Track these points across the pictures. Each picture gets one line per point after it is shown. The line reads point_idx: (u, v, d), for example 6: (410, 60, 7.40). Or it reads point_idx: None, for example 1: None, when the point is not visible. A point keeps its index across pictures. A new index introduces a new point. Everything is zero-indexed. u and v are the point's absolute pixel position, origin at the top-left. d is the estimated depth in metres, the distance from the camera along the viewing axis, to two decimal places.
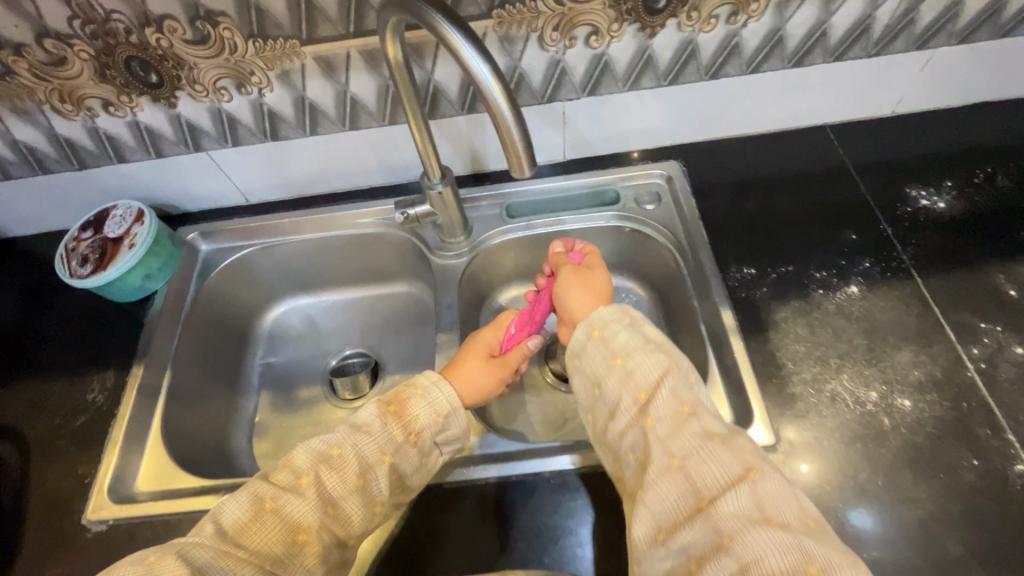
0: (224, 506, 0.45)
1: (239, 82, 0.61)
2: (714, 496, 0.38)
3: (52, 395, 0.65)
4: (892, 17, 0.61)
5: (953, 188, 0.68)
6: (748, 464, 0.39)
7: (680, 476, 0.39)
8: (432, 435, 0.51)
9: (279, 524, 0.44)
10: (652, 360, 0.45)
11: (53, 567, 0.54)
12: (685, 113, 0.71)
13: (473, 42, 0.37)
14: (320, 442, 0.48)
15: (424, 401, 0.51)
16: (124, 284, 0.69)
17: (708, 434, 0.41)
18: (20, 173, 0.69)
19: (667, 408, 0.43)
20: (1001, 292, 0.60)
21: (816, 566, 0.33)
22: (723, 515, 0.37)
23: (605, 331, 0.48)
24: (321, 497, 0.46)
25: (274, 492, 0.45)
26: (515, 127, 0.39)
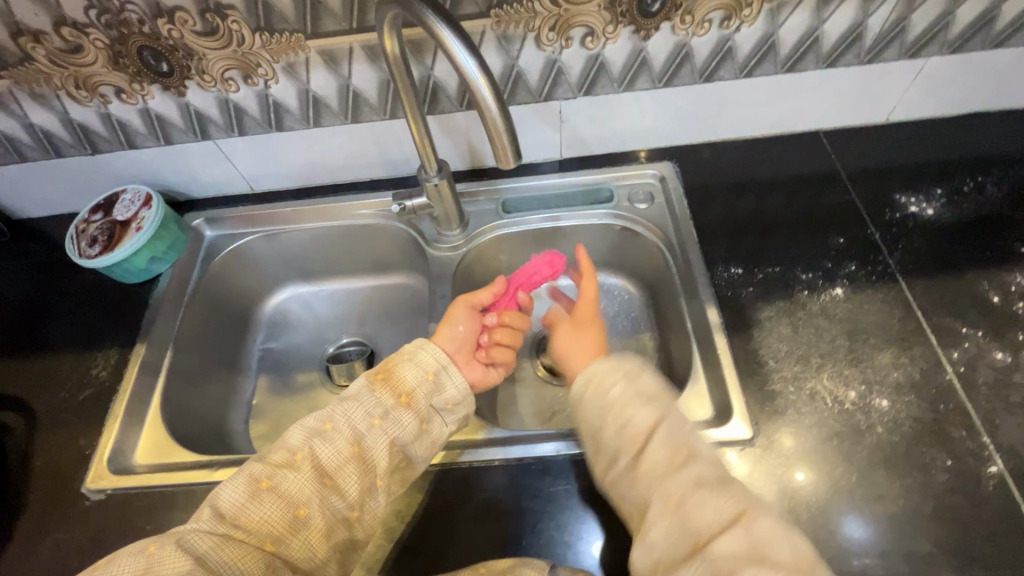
0: (222, 491, 0.45)
1: (246, 73, 0.63)
2: (711, 539, 0.38)
3: (59, 369, 0.68)
4: (884, 26, 0.63)
5: (942, 196, 0.69)
6: (742, 509, 0.39)
7: (676, 520, 0.40)
8: (424, 397, 0.52)
9: (277, 500, 0.44)
10: (645, 410, 0.46)
11: (53, 532, 0.57)
12: (680, 115, 0.73)
13: (464, 41, 0.38)
14: (313, 419, 0.49)
15: (411, 363, 0.53)
16: (131, 265, 0.71)
17: (701, 481, 0.41)
18: (35, 155, 0.71)
19: (662, 458, 0.43)
20: (985, 298, 0.61)
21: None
22: (718, 555, 0.37)
23: (602, 380, 0.49)
24: (316, 470, 0.46)
25: (269, 471, 0.45)
26: (504, 125, 0.41)
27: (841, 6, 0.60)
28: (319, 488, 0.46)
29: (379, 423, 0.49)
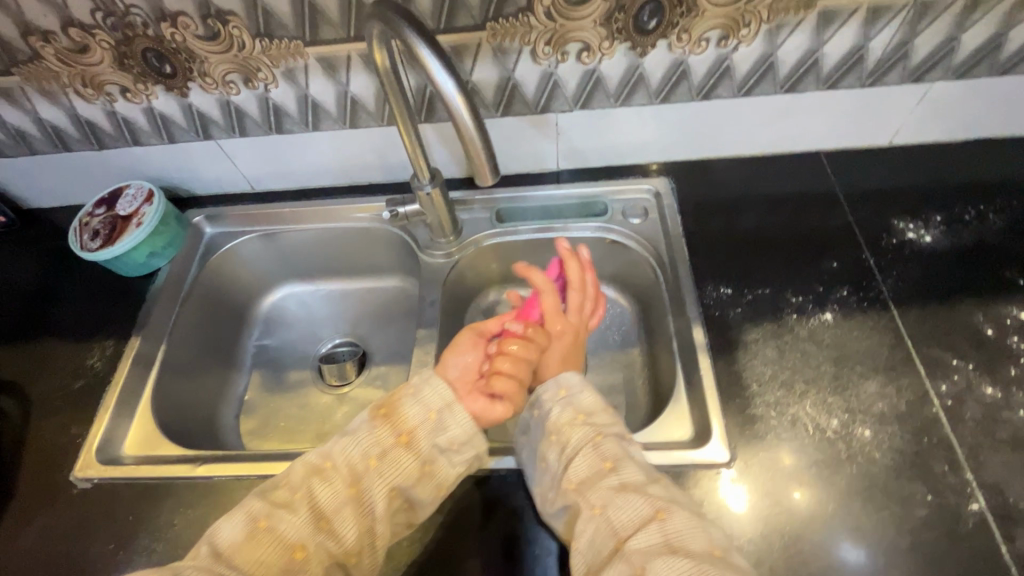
0: (219, 528, 0.44)
1: (247, 77, 0.64)
2: (628, 535, 0.41)
3: (57, 358, 0.70)
4: (887, 50, 0.62)
5: (941, 223, 0.68)
6: (658, 506, 0.42)
7: (600, 522, 0.43)
8: (425, 436, 0.49)
9: (272, 543, 0.43)
10: (578, 432, 0.48)
11: (41, 517, 0.58)
12: (677, 131, 0.72)
13: (440, 58, 0.39)
14: (313, 454, 0.47)
15: (414, 399, 0.49)
16: (130, 259, 0.73)
17: (624, 486, 0.44)
18: (45, 149, 0.73)
19: (588, 469, 0.46)
20: (979, 331, 0.60)
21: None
22: (635, 551, 0.40)
23: (543, 406, 0.51)
24: (314, 509, 0.45)
25: (267, 510, 0.44)
26: (479, 140, 0.41)
27: (842, 28, 0.60)
28: (316, 528, 0.44)
29: (377, 464, 0.47)
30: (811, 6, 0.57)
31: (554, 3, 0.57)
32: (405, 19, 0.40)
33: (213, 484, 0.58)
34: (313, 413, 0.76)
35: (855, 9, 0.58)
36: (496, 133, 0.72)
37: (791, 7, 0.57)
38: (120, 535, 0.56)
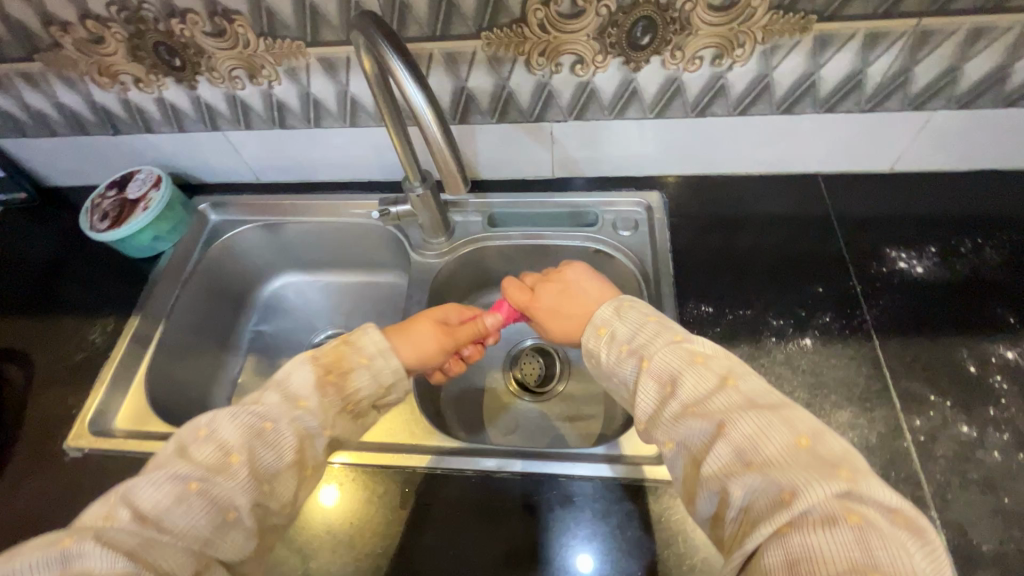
0: (141, 487, 0.39)
1: (251, 73, 0.67)
2: (702, 460, 0.39)
3: (62, 331, 0.74)
4: (886, 76, 0.61)
5: (935, 255, 0.67)
6: (719, 419, 0.39)
7: (676, 452, 0.41)
8: (371, 402, 0.51)
9: (207, 505, 0.40)
10: (631, 367, 0.46)
11: (33, 481, 0.62)
12: (672, 146, 0.72)
13: (414, 73, 0.42)
14: (250, 415, 0.44)
15: (368, 371, 0.50)
16: (136, 241, 0.76)
17: (687, 408, 0.41)
18: (63, 131, 0.77)
19: (652, 399, 0.44)
20: (961, 367, 0.59)
21: (791, 491, 0.34)
22: (711, 473, 0.38)
23: (592, 353, 0.51)
24: (254, 475, 0.42)
25: (202, 474, 0.40)
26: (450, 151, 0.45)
27: (839, 52, 0.59)
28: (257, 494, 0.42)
29: (329, 430, 0.47)
30: (807, 29, 0.57)
31: (548, 16, 0.58)
32: (385, 36, 0.42)
33: None
34: None
35: (852, 34, 0.57)
36: (492, 139, 0.73)
37: (786, 30, 0.57)
38: None
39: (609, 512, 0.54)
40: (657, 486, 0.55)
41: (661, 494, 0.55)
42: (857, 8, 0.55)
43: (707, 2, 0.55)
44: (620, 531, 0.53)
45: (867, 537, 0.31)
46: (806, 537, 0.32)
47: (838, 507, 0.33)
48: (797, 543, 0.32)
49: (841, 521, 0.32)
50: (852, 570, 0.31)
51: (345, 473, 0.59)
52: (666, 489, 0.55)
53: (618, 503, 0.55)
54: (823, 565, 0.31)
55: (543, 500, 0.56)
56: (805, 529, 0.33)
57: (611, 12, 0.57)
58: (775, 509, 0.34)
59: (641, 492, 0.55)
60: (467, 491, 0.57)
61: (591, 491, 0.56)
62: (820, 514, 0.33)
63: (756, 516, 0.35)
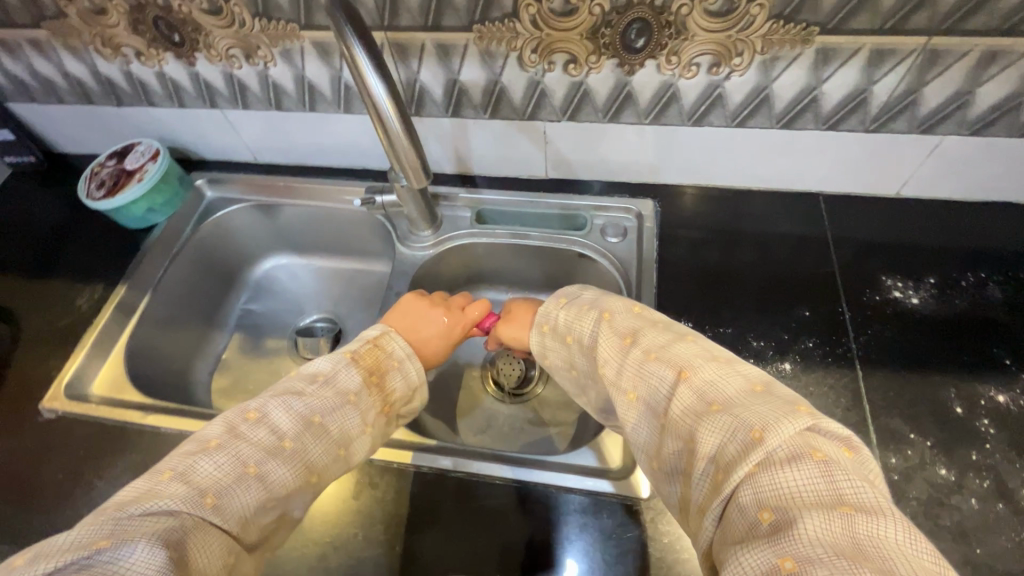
0: (198, 465, 0.38)
1: (248, 53, 0.67)
2: (667, 408, 0.38)
3: (53, 293, 0.75)
4: (892, 96, 0.58)
5: (933, 286, 0.64)
6: (681, 366, 0.39)
7: (640, 407, 0.40)
8: (401, 405, 0.51)
9: (258, 492, 0.39)
10: (585, 321, 0.48)
11: (7, 437, 0.63)
12: (668, 154, 0.70)
13: (375, 62, 0.45)
14: (300, 404, 0.44)
15: (400, 374, 0.51)
16: (129, 212, 0.77)
17: (648, 354, 0.41)
18: (71, 100, 0.79)
19: (611, 348, 0.44)
20: (946, 407, 0.56)
21: (760, 429, 0.33)
22: (679, 422, 0.37)
23: (547, 319, 0.52)
24: (305, 464, 0.42)
25: (260, 457, 0.40)
26: (403, 134, 0.50)
27: (842, 67, 0.56)
28: (304, 484, 0.42)
29: (369, 429, 0.47)
30: (809, 40, 0.55)
31: (541, 12, 0.56)
32: (350, 21, 0.44)
33: (158, 434, 0.62)
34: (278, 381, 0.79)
35: (856, 49, 0.55)
36: (485, 135, 0.72)
37: (787, 40, 0.55)
38: (69, 467, 0.61)
39: (565, 522, 0.53)
40: (612, 501, 0.54)
41: (614, 510, 0.53)
42: (862, 21, 0.52)
43: (704, 7, 0.54)
44: (569, 543, 0.52)
45: (832, 471, 0.31)
46: (776, 474, 0.31)
47: (803, 444, 0.33)
48: (767, 480, 0.31)
49: (807, 457, 0.32)
50: (821, 501, 0.30)
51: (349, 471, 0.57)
52: (621, 505, 0.54)
53: (571, 514, 0.53)
54: (793, 501, 0.30)
55: (496, 503, 0.55)
56: (773, 466, 0.32)
57: (605, 11, 0.56)
58: (744, 449, 0.33)
59: (594, 506, 0.54)
60: (422, 488, 0.56)
61: (542, 497, 0.55)
62: (790, 450, 0.32)
63: (726, 461, 0.34)
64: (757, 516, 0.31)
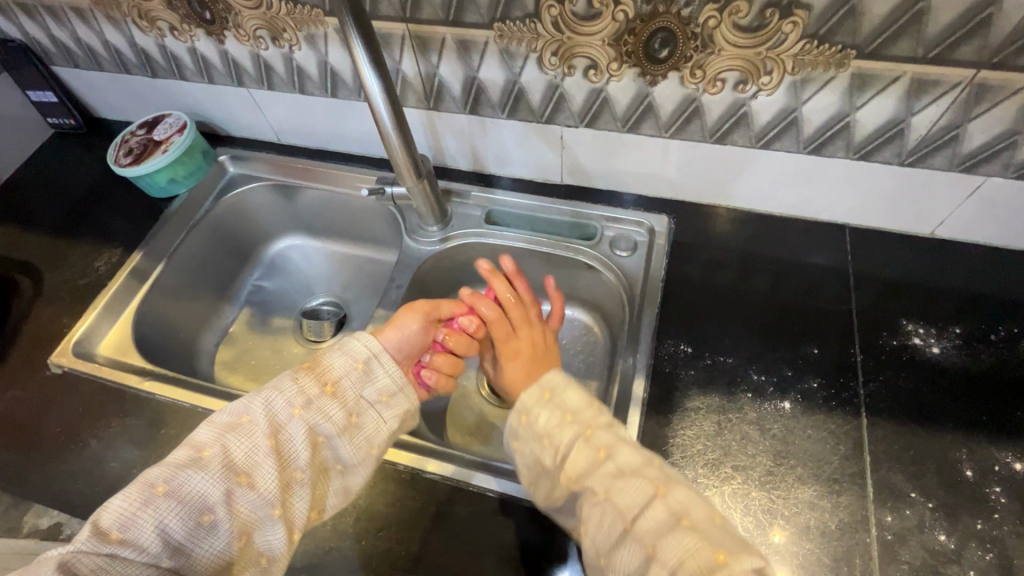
0: (105, 506, 0.39)
1: (274, 36, 0.68)
2: (637, 513, 0.39)
3: (74, 253, 0.78)
4: (931, 130, 0.54)
5: (957, 336, 0.59)
6: (658, 483, 0.40)
7: (607, 506, 0.40)
8: (350, 386, 0.48)
9: (176, 506, 0.40)
10: (566, 428, 0.46)
11: (16, 387, 0.67)
12: (689, 170, 0.68)
13: (369, 55, 0.51)
14: (228, 414, 0.45)
15: (339, 353, 0.49)
16: (152, 180, 0.80)
17: (622, 471, 0.42)
18: (110, 68, 0.82)
19: (584, 460, 0.44)
20: (955, 468, 0.52)
21: (724, 554, 0.36)
22: (644, 532, 0.38)
23: (529, 413, 0.48)
24: (227, 467, 0.42)
25: (168, 475, 0.41)
26: (389, 118, 0.57)
27: (878, 95, 0.53)
28: (231, 484, 0.42)
29: (299, 412, 0.45)
30: (844, 64, 0.51)
31: (563, 14, 0.55)
32: (352, 15, 0.49)
33: (152, 400, 0.64)
34: (280, 360, 0.80)
35: (896, 77, 0.51)
36: (502, 134, 0.71)
37: (820, 62, 0.52)
38: (66, 423, 0.63)
39: (533, 540, 0.52)
40: None
41: None
42: (903, 48, 0.49)
43: (733, 21, 0.51)
44: (537, 560, 0.51)
45: None
46: None
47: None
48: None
49: None
50: None
51: None
52: None
53: (542, 532, 0.52)
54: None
55: (467, 511, 0.54)
56: None
57: (628, 18, 0.54)
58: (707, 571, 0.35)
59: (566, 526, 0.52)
60: (396, 487, 0.56)
61: (514, 511, 0.54)
62: None
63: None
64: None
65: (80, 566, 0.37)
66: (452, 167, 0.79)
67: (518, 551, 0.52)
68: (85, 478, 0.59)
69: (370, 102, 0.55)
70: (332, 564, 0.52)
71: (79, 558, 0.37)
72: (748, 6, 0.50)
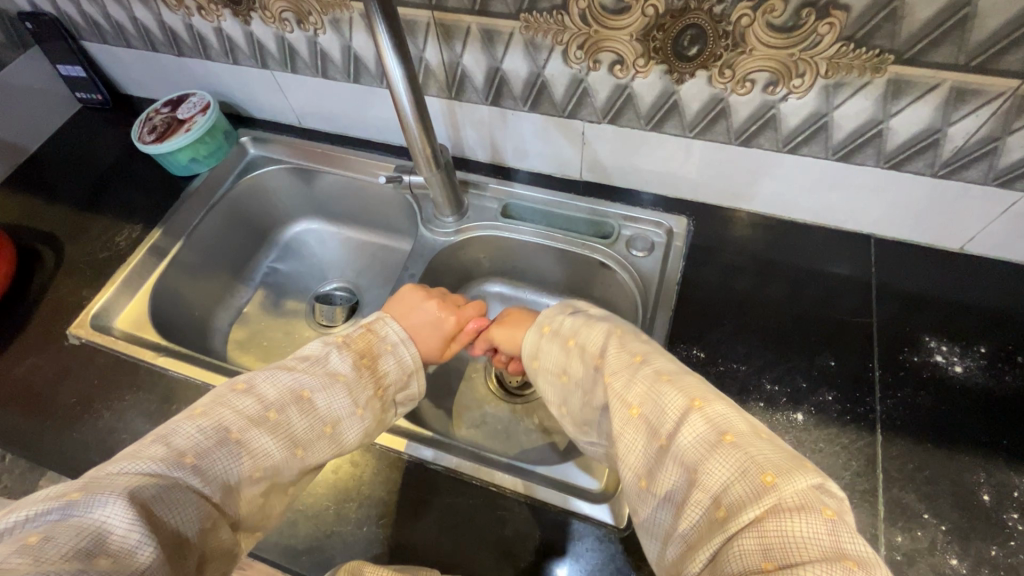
0: (178, 430, 0.39)
1: (299, 18, 0.68)
2: (674, 431, 0.37)
3: (96, 228, 0.80)
4: (968, 141, 0.52)
5: (981, 356, 0.57)
6: (694, 395, 0.38)
7: (642, 425, 0.38)
8: (395, 392, 0.50)
9: (229, 461, 0.39)
10: (593, 330, 0.46)
11: (36, 354, 0.68)
12: (712, 172, 0.66)
13: (392, 35, 0.50)
14: (291, 379, 0.45)
15: (394, 357, 0.50)
16: (174, 158, 0.80)
17: (660, 375, 0.40)
18: (137, 45, 0.83)
19: (618, 364, 0.42)
20: (972, 491, 0.50)
21: (770, 474, 0.32)
22: (684, 450, 0.36)
23: (551, 322, 0.49)
24: (289, 436, 0.43)
25: (242, 424, 0.41)
26: (409, 100, 0.56)
27: (914, 103, 0.51)
28: (289, 456, 0.42)
29: (361, 412, 0.46)
30: (880, 69, 0.50)
31: (591, 7, 0.54)
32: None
33: (166, 375, 0.65)
34: (292, 343, 0.80)
35: (934, 85, 0.49)
36: (523, 127, 0.70)
37: (854, 66, 0.50)
38: (83, 393, 0.64)
39: (534, 537, 0.52)
40: (587, 524, 0.52)
41: (585, 533, 0.51)
42: (943, 54, 0.47)
43: (767, 20, 0.50)
44: (537, 558, 0.51)
45: (842, 531, 0.30)
46: (785, 521, 0.30)
47: (814, 498, 0.31)
48: (774, 528, 0.30)
49: (816, 511, 0.30)
50: (825, 556, 0.29)
51: (354, 463, 0.57)
52: (593, 530, 0.51)
53: (543, 531, 0.52)
54: (797, 557, 0.29)
55: (469, 504, 0.54)
56: (782, 514, 0.30)
57: (659, 14, 0.52)
58: (752, 492, 0.32)
59: (571, 525, 0.52)
60: (400, 476, 0.56)
61: (516, 507, 0.53)
62: (800, 496, 0.31)
63: (731, 500, 0.32)
64: (759, 566, 0.29)
65: (141, 491, 0.35)
66: (471, 158, 0.79)
67: (518, 546, 0.51)
68: (97, 448, 0.60)
69: (389, 83, 0.54)
70: (332, 547, 0.52)
71: (144, 484, 0.35)
72: (783, 5, 0.48)
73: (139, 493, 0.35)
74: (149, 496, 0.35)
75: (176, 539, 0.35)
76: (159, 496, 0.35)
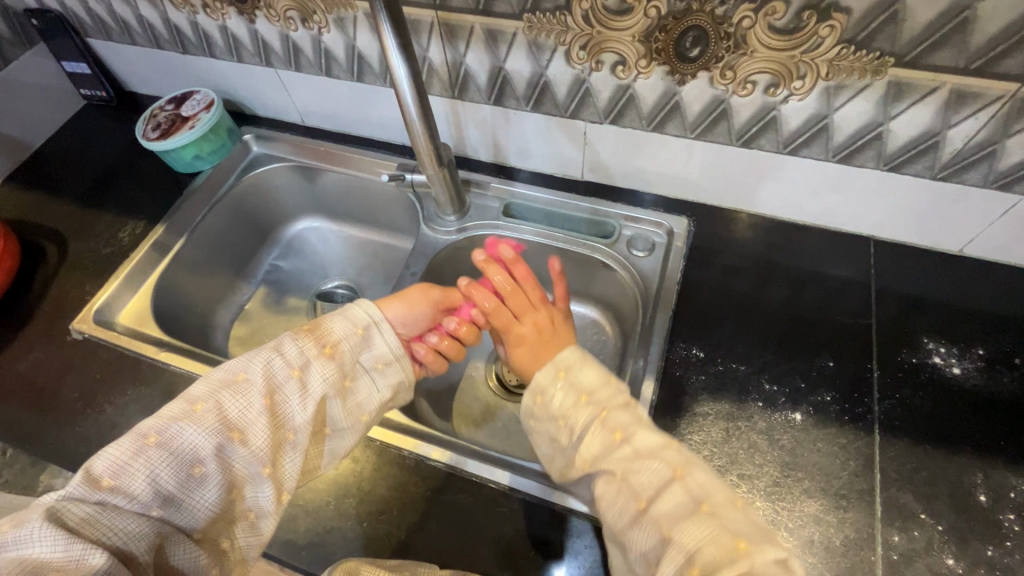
0: (98, 454, 0.40)
1: (304, 17, 0.68)
2: (652, 497, 0.39)
3: (99, 224, 0.80)
4: (967, 144, 0.52)
5: (980, 358, 0.58)
6: (674, 464, 0.40)
7: (621, 486, 0.41)
8: (349, 348, 0.49)
9: (166, 458, 0.41)
10: (583, 410, 0.46)
11: (37, 349, 0.69)
12: (714, 173, 0.67)
13: (395, 32, 0.51)
14: (223, 370, 0.45)
15: (339, 316, 0.50)
16: (178, 155, 0.81)
17: (638, 454, 0.42)
18: (142, 43, 0.83)
19: (599, 444, 0.44)
20: (969, 492, 0.51)
21: (745, 542, 0.35)
22: (663, 513, 0.38)
23: (543, 393, 0.49)
24: (220, 421, 0.43)
25: (160, 427, 0.42)
26: (412, 97, 0.56)
27: (914, 105, 0.52)
28: (223, 438, 0.42)
29: (299, 373, 0.46)
30: (880, 71, 0.50)
31: (593, 7, 0.54)
32: None
33: (167, 371, 0.65)
34: None
35: (935, 87, 0.49)
36: (526, 126, 0.70)
37: (855, 69, 0.51)
38: (84, 389, 0.65)
39: (533, 535, 0.52)
40: (586, 522, 0.52)
41: (583, 530, 0.52)
42: (943, 57, 0.47)
43: (768, 22, 0.50)
44: (536, 555, 0.51)
45: None
46: None
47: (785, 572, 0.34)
48: None
49: None
50: None
51: (354, 460, 0.57)
52: (592, 528, 0.52)
53: (543, 528, 0.52)
54: None
55: (468, 501, 0.54)
56: None
57: (661, 15, 0.53)
58: (729, 557, 0.34)
59: (571, 524, 0.52)
60: (400, 474, 0.56)
61: (516, 504, 0.54)
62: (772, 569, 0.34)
63: (705, 562, 0.35)
64: None
65: (69, 514, 0.38)
66: (473, 157, 0.79)
67: (518, 543, 0.52)
68: (96, 443, 0.60)
69: (393, 80, 0.55)
70: (332, 544, 0.52)
71: (68, 507, 0.38)
72: (784, 7, 0.49)
73: (67, 517, 0.37)
74: (78, 519, 0.38)
75: (122, 555, 0.39)
76: (89, 518, 0.38)
